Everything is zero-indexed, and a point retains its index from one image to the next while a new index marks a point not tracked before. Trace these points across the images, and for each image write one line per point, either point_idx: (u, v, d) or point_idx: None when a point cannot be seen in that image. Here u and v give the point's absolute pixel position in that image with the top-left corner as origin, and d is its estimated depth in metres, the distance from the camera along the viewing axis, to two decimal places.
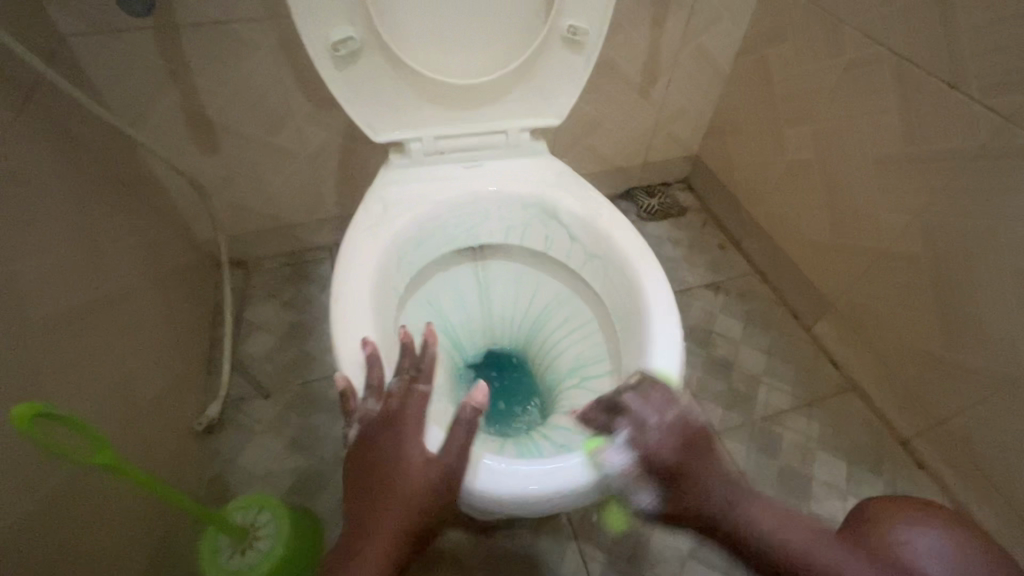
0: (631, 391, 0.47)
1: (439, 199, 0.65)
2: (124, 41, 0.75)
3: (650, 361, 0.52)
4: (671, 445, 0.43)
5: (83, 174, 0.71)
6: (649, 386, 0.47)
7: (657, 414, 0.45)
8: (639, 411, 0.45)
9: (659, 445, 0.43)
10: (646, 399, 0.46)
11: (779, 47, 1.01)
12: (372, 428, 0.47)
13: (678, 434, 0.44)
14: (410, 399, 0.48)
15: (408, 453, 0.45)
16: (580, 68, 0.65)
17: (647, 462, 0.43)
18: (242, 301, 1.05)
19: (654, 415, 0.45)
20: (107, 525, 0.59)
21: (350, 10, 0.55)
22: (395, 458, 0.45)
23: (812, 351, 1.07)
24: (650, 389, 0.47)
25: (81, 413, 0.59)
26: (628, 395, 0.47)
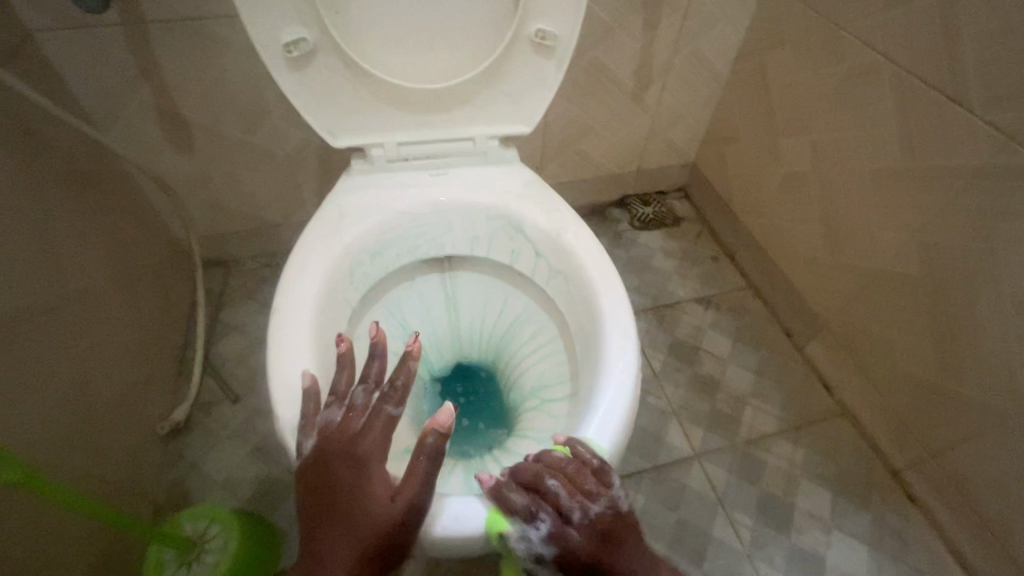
0: (558, 475, 0.43)
1: (399, 208, 0.63)
2: (92, 38, 0.73)
3: (582, 432, 0.47)
4: (591, 543, 0.40)
5: (46, 173, 0.70)
6: (579, 469, 0.43)
7: (583, 508, 0.41)
8: (563, 499, 0.42)
9: (583, 543, 0.40)
10: (573, 488, 0.42)
11: (778, 54, 0.96)
12: (333, 442, 0.44)
13: (600, 530, 0.41)
14: (375, 420, 0.45)
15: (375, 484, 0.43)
16: (551, 74, 0.62)
17: (565, 561, 0.40)
18: (219, 302, 1.04)
19: (581, 506, 0.41)
20: (48, 538, 0.57)
21: (301, 10, 0.52)
22: (361, 489, 0.42)
23: (803, 372, 1.02)
24: (581, 466, 0.43)
25: (27, 420, 0.57)
26: (555, 480, 0.42)
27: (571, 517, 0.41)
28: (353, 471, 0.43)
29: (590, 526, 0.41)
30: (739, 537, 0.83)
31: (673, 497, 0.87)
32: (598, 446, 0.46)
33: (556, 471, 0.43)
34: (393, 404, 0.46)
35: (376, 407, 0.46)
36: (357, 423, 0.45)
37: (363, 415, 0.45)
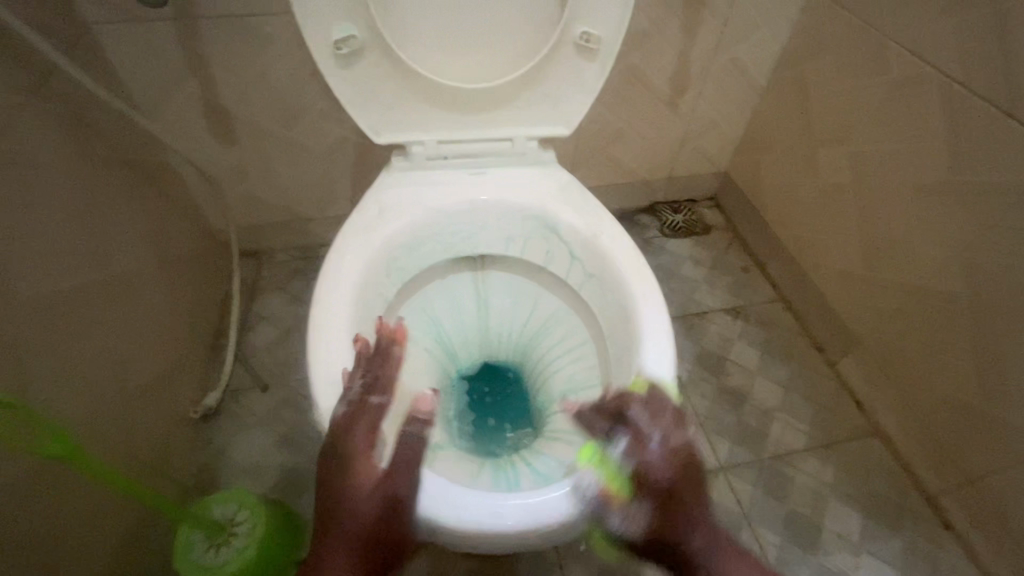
0: (641, 403, 0.47)
1: (436, 206, 0.63)
2: (145, 31, 0.76)
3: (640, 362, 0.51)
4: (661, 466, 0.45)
5: (97, 159, 0.72)
6: (660, 406, 0.47)
7: (661, 432, 0.46)
8: (643, 425, 0.46)
9: (659, 465, 0.45)
10: (654, 417, 0.47)
11: (820, 62, 0.94)
12: (330, 438, 0.47)
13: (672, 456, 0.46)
14: (363, 412, 0.47)
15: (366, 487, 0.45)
16: (593, 77, 0.62)
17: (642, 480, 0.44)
18: (252, 292, 1.06)
19: (659, 436, 0.46)
20: (84, 513, 0.59)
21: (351, 8, 0.53)
22: (353, 494, 0.45)
23: (833, 387, 1.00)
24: (659, 404, 0.47)
25: (71, 398, 0.59)
26: (640, 402, 0.48)
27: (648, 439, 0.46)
28: (346, 477, 0.45)
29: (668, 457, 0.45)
30: (764, 554, 0.81)
31: None
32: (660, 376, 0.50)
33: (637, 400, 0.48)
34: (379, 396, 0.48)
35: (362, 404, 0.47)
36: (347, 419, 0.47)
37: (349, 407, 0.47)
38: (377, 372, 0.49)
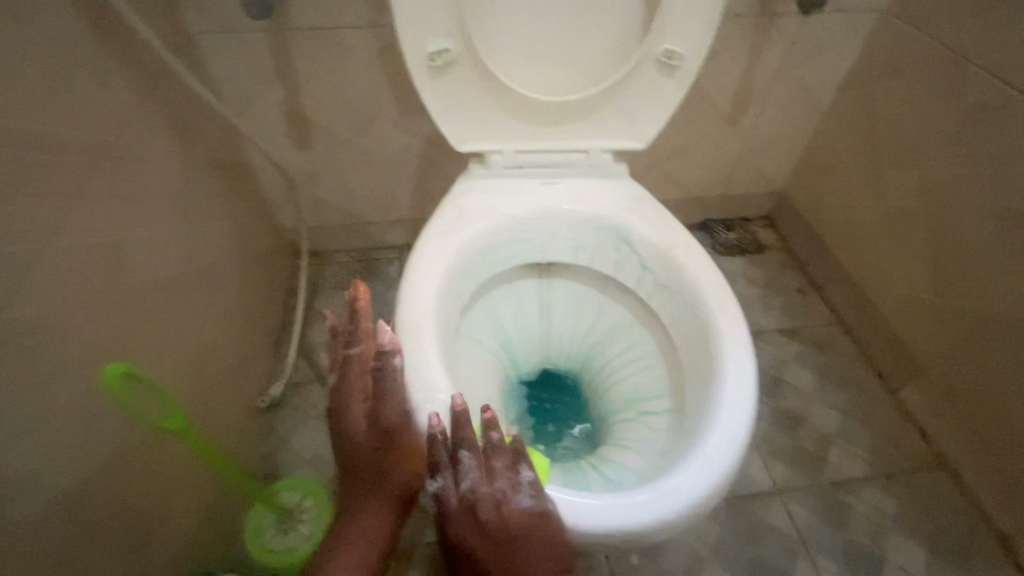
0: (471, 449, 0.45)
1: (512, 213, 0.65)
2: (242, 41, 0.81)
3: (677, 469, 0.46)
4: (467, 513, 0.43)
5: (194, 160, 0.77)
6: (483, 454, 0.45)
7: (473, 480, 0.44)
8: (464, 471, 0.44)
9: (457, 509, 0.43)
10: (478, 464, 0.45)
11: (892, 84, 0.93)
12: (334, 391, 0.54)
13: (478, 505, 0.43)
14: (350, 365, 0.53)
15: (355, 433, 0.52)
16: (672, 93, 0.64)
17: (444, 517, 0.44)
18: (313, 291, 1.11)
19: (469, 482, 0.44)
20: (169, 490, 0.62)
21: (448, 23, 0.56)
22: (347, 442, 0.53)
23: (895, 416, 0.97)
24: (492, 452, 0.45)
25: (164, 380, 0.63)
26: (468, 450, 0.45)
27: (460, 488, 0.44)
28: (340, 427, 0.53)
29: (472, 502, 0.43)
30: None
31: (750, 531, 0.83)
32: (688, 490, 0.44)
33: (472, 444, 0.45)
34: (355, 349, 0.54)
35: (344, 357, 0.54)
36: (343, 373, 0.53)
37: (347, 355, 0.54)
38: (354, 328, 0.54)
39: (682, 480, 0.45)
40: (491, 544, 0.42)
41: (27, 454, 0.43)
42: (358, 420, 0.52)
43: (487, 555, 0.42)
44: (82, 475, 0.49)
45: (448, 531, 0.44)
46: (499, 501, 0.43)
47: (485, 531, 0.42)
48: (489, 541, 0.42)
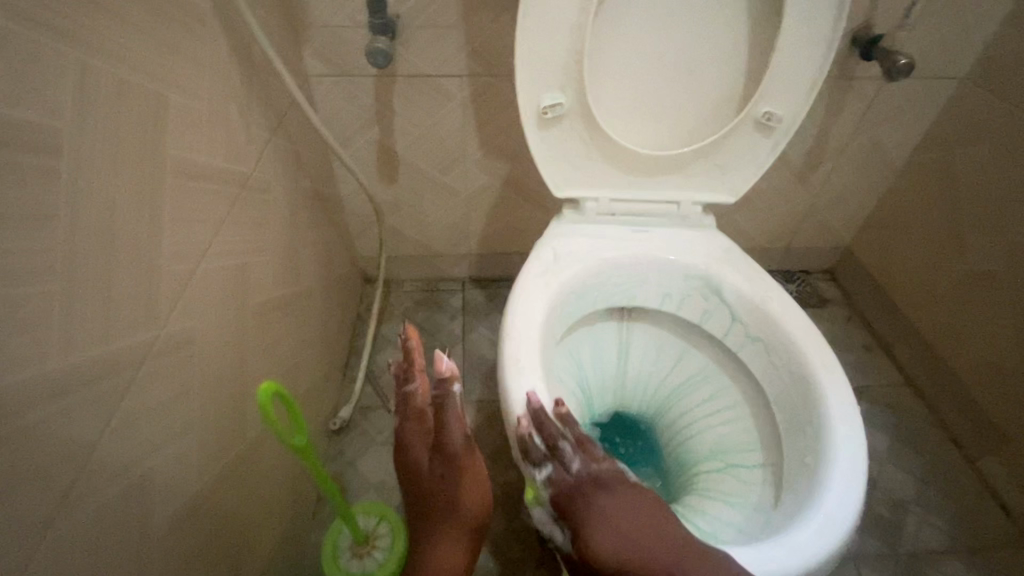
0: (569, 439, 0.53)
1: (606, 257, 0.68)
2: (350, 84, 0.88)
3: (819, 501, 0.47)
4: (586, 482, 0.51)
5: (300, 190, 0.83)
6: (581, 440, 0.53)
7: (581, 461, 0.52)
8: (566, 456, 0.52)
9: (571, 490, 0.51)
10: (578, 452, 0.53)
11: (971, 149, 0.93)
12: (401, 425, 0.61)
13: (595, 476, 0.52)
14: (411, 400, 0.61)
15: (421, 460, 0.60)
16: (765, 151, 0.67)
17: (559, 502, 0.51)
18: (382, 317, 1.15)
19: (579, 465, 0.52)
20: (257, 504, 0.65)
21: (565, 81, 0.60)
22: (413, 468, 0.60)
23: (975, 488, 0.93)
24: (586, 441, 0.54)
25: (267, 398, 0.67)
26: (568, 440, 0.53)
27: (571, 462, 0.52)
28: (406, 457, 0.60)
29: (585, 485, 0.51)
30: None
31: None
32: (845, 511, 0.46)
33: (571, 433, 0.53)
34: (412, 385, 0.61)
35: (403, 393, 0.61)
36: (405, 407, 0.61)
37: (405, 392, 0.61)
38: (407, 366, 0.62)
39: (833, 506, 0.46)
40: (616, 504, 0.50)
41: (161, 464, 0.47)
42: (424, 448, 0.60)
43: (615, 517, 0.49)
44: (191, 489, 0.51)
45: (564, 514, 0.51)
46: (606, 473, 0.52)
47: (607, 494, 0.51)
48: (609, 502, 0.50)
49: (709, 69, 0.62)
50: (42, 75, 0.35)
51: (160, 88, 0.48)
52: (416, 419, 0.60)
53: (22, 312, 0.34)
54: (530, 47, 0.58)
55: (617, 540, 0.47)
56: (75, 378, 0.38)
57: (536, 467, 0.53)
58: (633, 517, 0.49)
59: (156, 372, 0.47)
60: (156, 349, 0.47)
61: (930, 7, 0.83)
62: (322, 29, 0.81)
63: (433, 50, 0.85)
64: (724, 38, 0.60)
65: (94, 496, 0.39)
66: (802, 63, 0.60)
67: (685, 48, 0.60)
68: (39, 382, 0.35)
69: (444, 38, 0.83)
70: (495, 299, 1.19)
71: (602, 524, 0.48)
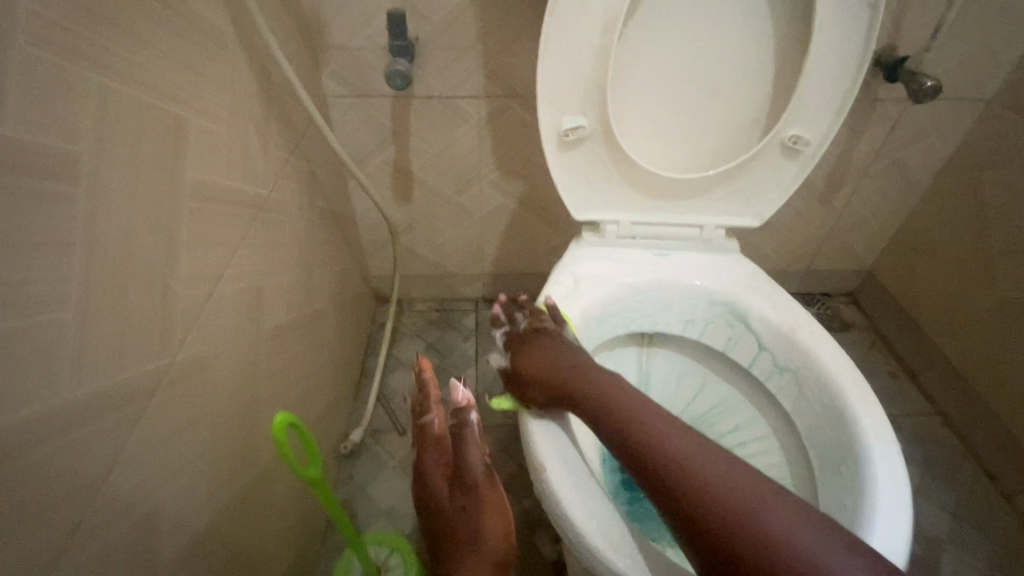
0: (524, 309, 0.62)
1: (628, 282, 0.66)
2: (367, 105, 0.88)
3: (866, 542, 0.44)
4: (529, 335, 0.59)
5: (317, 211, 0.83)
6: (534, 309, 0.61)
7: (528, 320, 0.61)
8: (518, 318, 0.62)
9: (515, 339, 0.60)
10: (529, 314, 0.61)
11: (1000, 172, 0.90)
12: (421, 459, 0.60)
13: (539, 330, 0.59)
14: (427, 431, 0.62)
15: (441, 492, 0.58)
16: (792, 174, 0.65)
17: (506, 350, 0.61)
18: (394, 336, 1.13)
19: (526, 322, 0.61)
20: (265, 535, 0.63)
21: (586, 103, 0.59)
22: (434, 502, 0.58)
23: (1014, 525, 0.89)
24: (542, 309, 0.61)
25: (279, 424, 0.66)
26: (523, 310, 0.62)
27: (521, 324, 0.61)
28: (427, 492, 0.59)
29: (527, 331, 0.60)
30: None
31: None
32: (896, 556, 0.43)
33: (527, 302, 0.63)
34: (429, 417, 0.62)
35: (420, 426, 0.62)
36: (423, 439, 0.61)
37: (422, 423, 0.62)
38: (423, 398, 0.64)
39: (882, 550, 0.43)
40: (548, 349, 0.57)
41: (169, 497, 0.45)
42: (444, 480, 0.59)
43: (546, 354, 0.57)
44: (199, 520, 0.50)
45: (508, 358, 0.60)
46: (551, 330, 0.59)
47: (544, 342, 0.58)
48: (544, 348, 0.57)
49: (734, 91, 0.61)
50: (60, 100, 0.35)
51: (180, 111, 0.48)
52: (434, 449, 0.61)
53: (32, 344, 0.32)
54: (551, 69, 0.57)
55: (538, 369, 0.55)
56: (84, 411, 0.36)
57: (500, 328, 0.64)
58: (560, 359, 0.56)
59: (167, 399, 0.45)
60: (167, 376, 0.46)
61: (954, 29, 0.82)
62: (341, 51, 0.81)
63: (450, 72, 0.84)
64: (749, 59, 0.59)
65: (101, 533, 0.38)
66: (830, 85, 0.59)
67: (710, 70, 0.59)
68: (48, 417, 0.33)
69: (462, 60, 0.83)
70: None
71: (527, 357, 0.57)
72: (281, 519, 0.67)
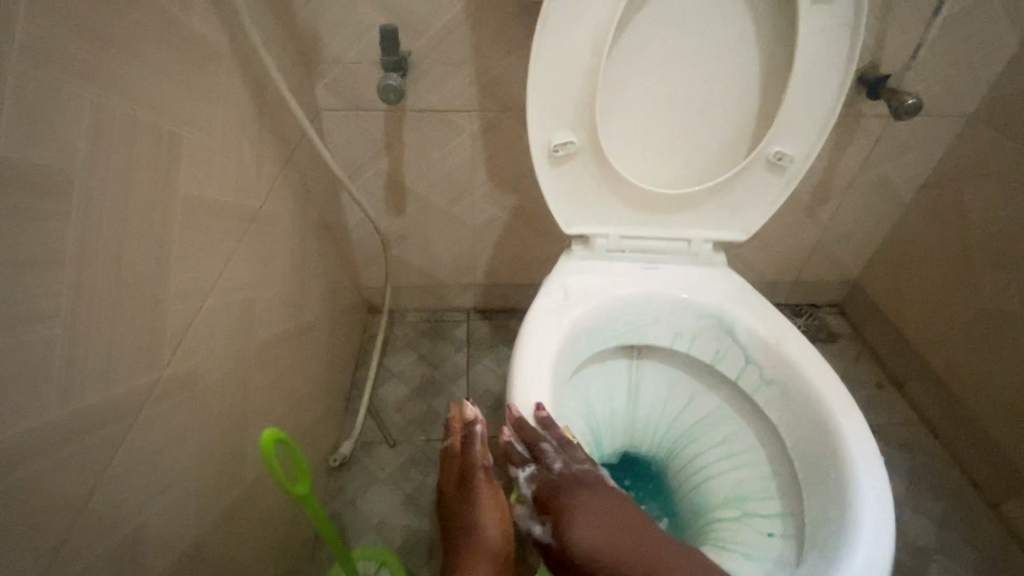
0: (552, 440, 0.53)
1: (617, 295, 0.67)
2: (360, 118, 0.89)
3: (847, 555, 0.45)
4: (568, 484, 0.53)
5: (308, 223, 0.83)
6: (563, 441, 0.54)
7: (563, 460, 0.54)
8: (549, 454, 0.53)
9: (551, 489, 0.53)
10: (561, 450, 0.54)
11: (981, 187, 0.93)
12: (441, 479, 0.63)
13: (578, 477, 0.54)
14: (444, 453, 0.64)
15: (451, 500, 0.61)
16: (777, 189, 0.67)
17: (540, 498, 0.54)
18: (386, 347, 1.13)
19: (560, 462, 0.54)
20: (253, 550, 0.63)
21: (576, 120, 0.60)
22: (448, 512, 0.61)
23: (998, 535, 0.90)
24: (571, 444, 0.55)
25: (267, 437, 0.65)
26: (551, 442, 0.53)
27: (553, 462, 0.53)
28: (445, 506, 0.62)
29: (566, 480, 0.53)
30: None
31: None
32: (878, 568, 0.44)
33: (555, 432, 0.54)
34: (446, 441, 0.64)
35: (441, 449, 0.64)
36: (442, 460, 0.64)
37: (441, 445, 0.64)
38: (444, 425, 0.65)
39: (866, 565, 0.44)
40: (591, 504, 0.52)
41: (156, 513, 0.45)
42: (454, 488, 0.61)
43: (593, 510, 0.51)
44: (187, 535, 0.50)
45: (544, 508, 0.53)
46: (588, 476, 0.54)
47: (585, 491, 0.53)
48: (587, 501, 0.52)
49: (720, 109, 0.62)
50: (54, 117, 0.35)
51: (173, 127, 0.48)
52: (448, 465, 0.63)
53: (21, 360, 0.32)
54: (542, 87, 0.58)
55: (587, 532, 0.50)
56: (73, 426, 0.36)
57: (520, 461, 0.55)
58: (605, 514, 0.51)
59: (157, 415, 0.45)
60: (157, 392, 0.46)
61: (934, 49, 0.84)
62: (335, 65, 0.82)
63: (443, 85, 0.85)
64: (735, 79, 0.60)
65: (85, 552, 0.37)
66: (813, 104, 0.60)
67: (697, 89, 0.61)
68: (37, 434, 0.33)
69: (454, 75, 0.84)
70: (500, 330, 1.18)
71: (574, 518, 0.51)
72: (269, 534, 0.66)
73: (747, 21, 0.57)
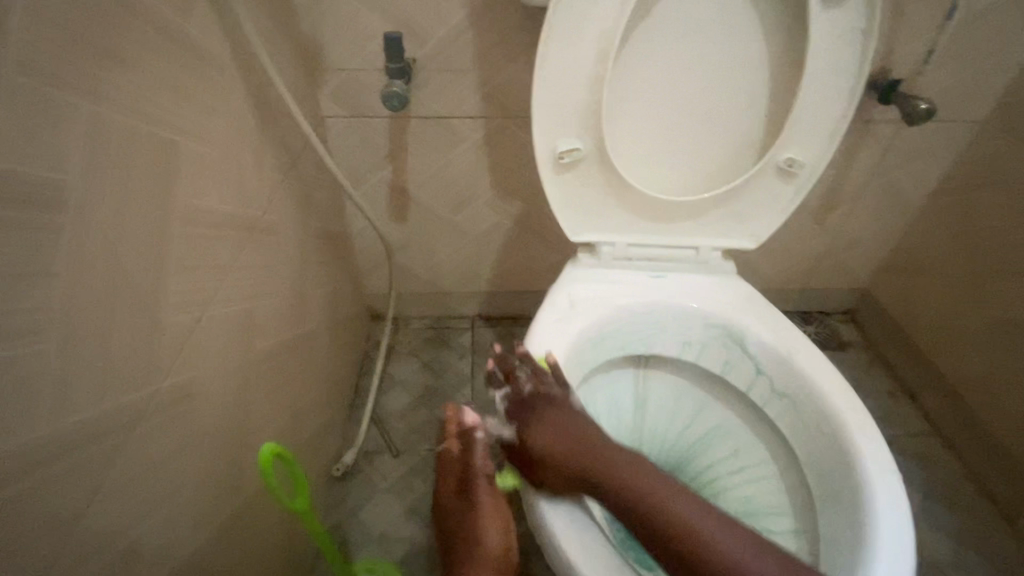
0: (527, 367, 0.57)
1: (624, 304, 0.65)
2: (364, 125, 0.88)
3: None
4: (538, 403, 0.54)
5: (311, 231, 0.82)
6: (538, 370, 0.56)
7: (531, 382, 0.56)
8: (522, 380, 0.56)
9: (519, 404, 0.55)
10: (532, 375, 0.56)
11: (995, 193, 0.91)
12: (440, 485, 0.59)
13: (546, 396, 0.55)
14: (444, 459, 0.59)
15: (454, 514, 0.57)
16: (787, 197, 0.65)
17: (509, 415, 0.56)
18: (389, 355, 1.12)
19: (529, 383, 0.56)
20: (252, 565, 0.61)
21: (582, 127, 0.59)
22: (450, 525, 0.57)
23: (1017, 551, 0.87)
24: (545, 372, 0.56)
25: None
26: (524, 369, 0.57)
27: (523, 386, 0.56)
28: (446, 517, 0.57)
29: (534, 395, 0.55)
30: None
31: None
32: None
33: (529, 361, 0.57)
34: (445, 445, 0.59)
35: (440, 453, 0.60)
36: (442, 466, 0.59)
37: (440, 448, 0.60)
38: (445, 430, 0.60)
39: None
40: (557, 419, 0.53)
41: (152, 529, 0.44)
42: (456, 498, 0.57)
43: (558, 426, 0.53)
44: (185, 551, 0.49)
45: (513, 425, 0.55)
46: (557, 397, 0.55)
47: (552, 410, 0.54)
48: (553, 419, 0.53)
49: (729, 115, 0.61)
50: (49, 129, 0.34)
51: (172, 136, 0.48)
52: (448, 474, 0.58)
53: (13, 376, 0.31)
54: (546, 93, 0.57)
55: (549, 442, 0.51)
56: (66, 443, 0.35)
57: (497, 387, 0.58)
58: (568, 430, 0.52)
59: (152, 429, 0.44)
60: (153, 405, 0.45)
61: (946, 54, 0.83)
62: (338, 72, 0.82)
63: (447, 92, 0.85)
64: (744, 85, 0.59)
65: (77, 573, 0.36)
66: (823, 110, 0.59)
67: (705, 94, 0.59)
68: (27, 452, 0.32)
69: (458, 82, 0.84)
70: (503, 338, 1.17)
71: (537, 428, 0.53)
72: (269, 548, 0.65)
73: (756, 27, 0.56)
